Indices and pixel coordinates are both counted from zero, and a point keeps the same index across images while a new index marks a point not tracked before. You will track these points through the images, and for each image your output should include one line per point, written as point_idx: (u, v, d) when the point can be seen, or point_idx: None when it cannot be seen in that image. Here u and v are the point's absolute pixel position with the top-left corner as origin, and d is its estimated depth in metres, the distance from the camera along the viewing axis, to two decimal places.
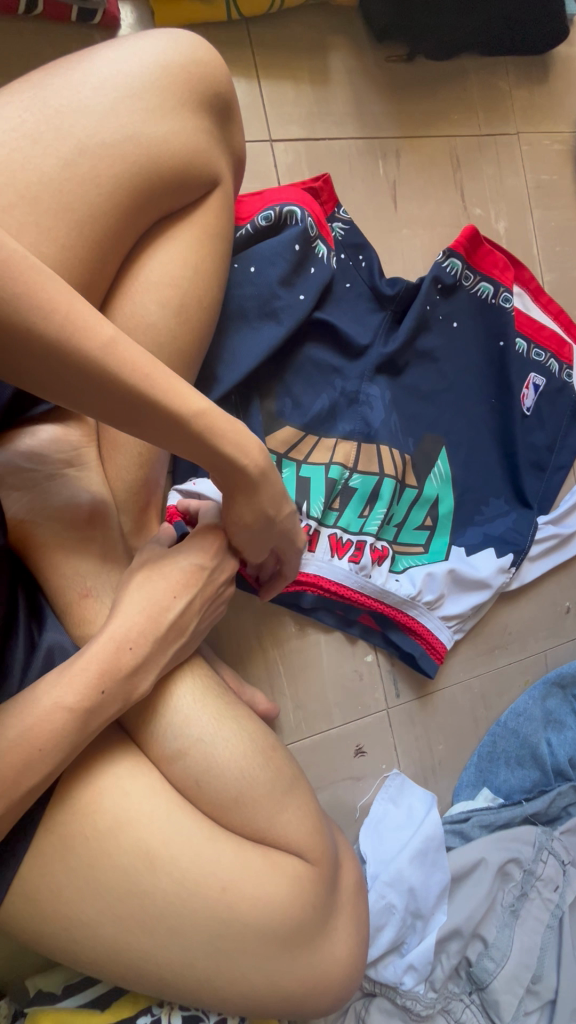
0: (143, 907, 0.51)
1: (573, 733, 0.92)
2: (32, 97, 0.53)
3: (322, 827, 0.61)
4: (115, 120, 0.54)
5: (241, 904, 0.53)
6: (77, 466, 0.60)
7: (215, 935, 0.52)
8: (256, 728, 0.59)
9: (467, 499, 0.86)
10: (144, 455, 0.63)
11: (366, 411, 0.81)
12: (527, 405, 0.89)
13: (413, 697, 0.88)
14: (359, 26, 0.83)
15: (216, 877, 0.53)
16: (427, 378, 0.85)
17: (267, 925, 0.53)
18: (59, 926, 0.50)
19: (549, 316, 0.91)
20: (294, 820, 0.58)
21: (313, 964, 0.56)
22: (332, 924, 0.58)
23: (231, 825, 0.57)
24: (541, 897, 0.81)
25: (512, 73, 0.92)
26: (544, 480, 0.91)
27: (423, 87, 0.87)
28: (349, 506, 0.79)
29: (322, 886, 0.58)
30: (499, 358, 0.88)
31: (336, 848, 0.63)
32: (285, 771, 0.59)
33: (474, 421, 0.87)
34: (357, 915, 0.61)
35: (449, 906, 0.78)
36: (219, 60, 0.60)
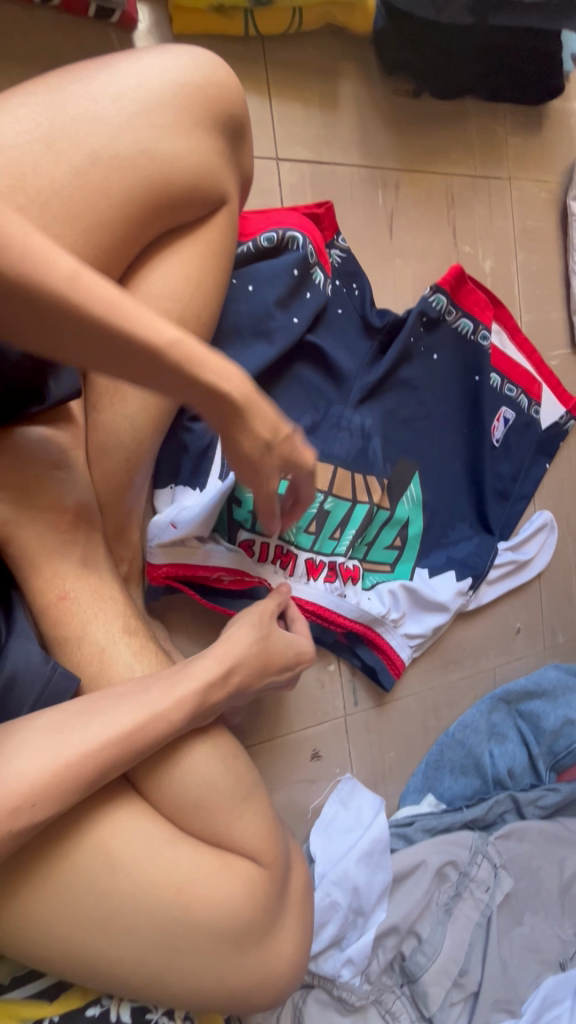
0: (101, 905, 0.53)
1: (513, 745, 0.99)
2: (49, 101, 0.53)
3: (277, 831, 0.64)
4: (131, 134, 0.55)
5: (197, 904, 0.55)
6: (64, 469, 0.61)
7: (170, 934, 0.54)
8: (220, 737, 0.63)
9: (434, 522, 0.91)
10: (131, 462, 0.65)
11: (347, 432, 0.83)
12: (497, 439, 0.95)
13: (370, 706, 0.92)
14: (371, 57, 0.86)
15: (173, 876, 0.55)
16: (407, 405, 0.88)
17: (221, 924, 0.56)
18: (18, 922, 0.52)
19: (524, 355, 0.97)
20: (252, 825, 0.61)
21: (261, 962, 0.59)
22: (281, 924, 0.61)
23: (192, 827, 0.60)
24: (472, 897, 0.86)
25: (510, 120, 0.96)
26: (506, 510, 0.97)
27: (426, 123, 0.90)
28: (323, 528, 0.83)
29: (274, 888, 0.61)
30: (475, 391, 0.92)
31: (289, 851, 0.66)
32: (246, 778, 0.62)
33: (447, 450, 0.92)
34: (304, 915, 0.65)
35: (389, 904, 0.83)
36: (235, 83, 0.62)
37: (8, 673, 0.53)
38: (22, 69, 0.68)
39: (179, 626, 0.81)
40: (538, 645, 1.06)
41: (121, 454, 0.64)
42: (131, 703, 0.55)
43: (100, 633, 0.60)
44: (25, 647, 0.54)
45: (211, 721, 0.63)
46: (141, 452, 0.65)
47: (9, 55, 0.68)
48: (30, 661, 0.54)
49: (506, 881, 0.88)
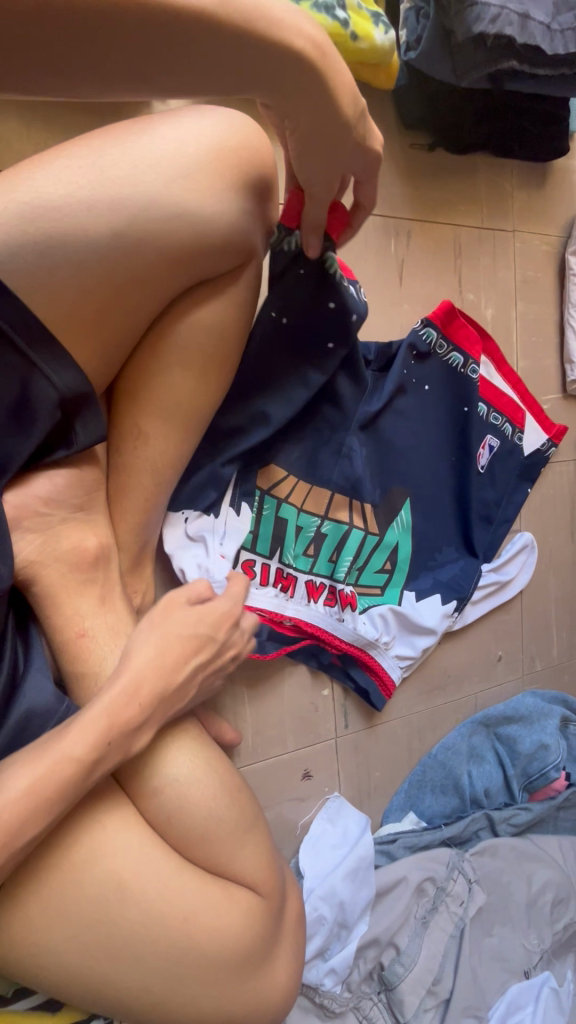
0: (111, 931, 0.56)
1: (490, 766, 1.05)
2: (90, 162, 0.56)
3: (274, 863, 0.68)
4: (168, 197, 0.57)
5: (200, 933, 0.59)
6: (86, 509, 0.64)
7: (175, 959, 0.58)
8: (225, 770, 0.67)
9: (421, 545, 0.96)
10: (148, 501, 0.70)
11: (346, 462, 0.87)
12: (483, 465, 0.99)
13: (360, 728, 0.97)
14: (390, 109, 0.89)
15: (179, 907, 0.58)
16: (399, 434, 0.92)
17: (222, 950, 0.59)
18: (32, 943, 0.55)
19: (509, 384, 1.01)
20: (250, 858, 0.65)
21: (256, 988, 0.63)
22: (275, 951, 0.65)
23: (197, 860, 0.63)
24: (447, 910, 0.92)
25: (516, 175, 1.01)
26: (489, 535, 1.02)
27: (439, 175, 0.94)
28: (320, 551, 0.87)
29: (270, 917, 0.65)
30: (463, 418, 0.97)
31: (284, 880, 0.71)
32: (247, 811, 0.66)
33: (435, 475, 0.96)
34: (296, 942, 0.69)
35: (370, 917, 0.88)
36: (267, 146, 0.65)
37: (24, 710, 0.56)
38: None
39: None
40: (517, 672, 1.12)
41: (140, 494, 0.69)
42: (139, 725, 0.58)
43: None
44: (42, 682, 0.58)
45: (216, 754, 0.67)
46: (159, 491, 0.70)
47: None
48: (45, 697, 0.57)
49: (479, 895, 0.95)
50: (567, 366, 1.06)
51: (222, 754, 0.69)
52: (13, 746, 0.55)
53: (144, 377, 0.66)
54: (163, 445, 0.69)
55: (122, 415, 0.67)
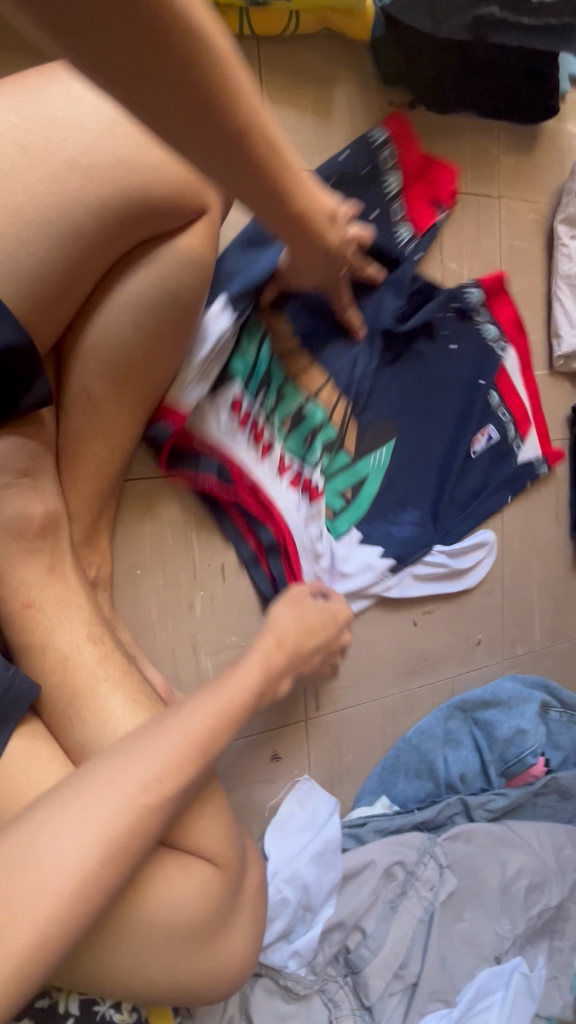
0: None
1: (466, 751, 1.03)
2: (26, 103, 0.52)
3: (234, 834, 0.65)
4: (109, 143, 0.55)
5: (148, 906, 0.56)
6: (33, 476, 0.61)
7: (121, 930, 0.55)
8: None
9: (391, 502, 0.93)
10: (102, 470, 0.67)
11: (356, 358, 0.87)
12: (472, 431, 0.96)
13: (332, 710, 0.95)
14: (368, 65, 0.84)
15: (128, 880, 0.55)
16: (411, 379, 0.92)
17: (176, 923, 0.57)
18: None
19: (527, 395, 1.01)
20: (209, 829, 0.62)
21: (211, 959, 0.60)
22: (232, 922, 0.62)
23: None
24: (417, 895, 0.90)
25: (503, 138, 0.96)
26: (468, 505, 0.99)
27: (420, 136, 0.90)
28: (297, 429, 0.84)
29: (227, 888, 0.62)
30: (451, 375, 0.94)
31: (244, 854, 0.67)
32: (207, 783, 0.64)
33: (414, 436, 0.93)
34: (255, 915, 0.66)
35: (337, 900, 0.87)
36: None
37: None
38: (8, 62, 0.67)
39: (148, 634, 0.80)
40: (497, 655, 1.09)
41: (93, 462, 0.66)
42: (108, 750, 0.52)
43: (64, 641, 0.60)
44: None
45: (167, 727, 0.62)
46: (112, 456, 0.68)
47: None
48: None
49: (450, 880, 0.93)
50: (554, 341, 1.03)
51: None
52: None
53: (96, 330, 0.63)
54: (116, 407, 0.66)
55: (70, 376, 0.64)
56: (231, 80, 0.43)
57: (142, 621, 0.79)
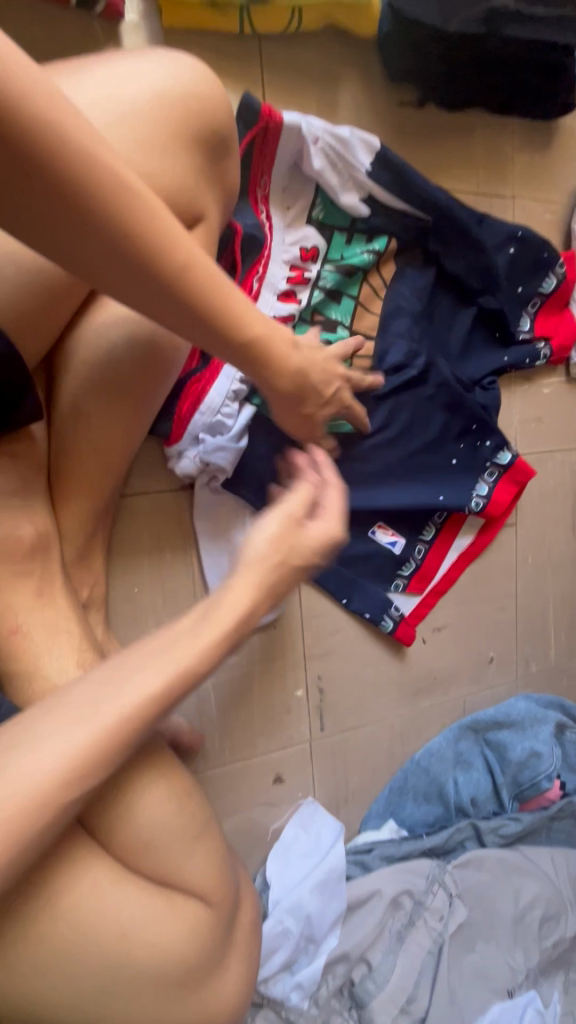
0: (29, 955, 0.49)
1: (478, 773, 0.99)
2: None
3: (227, 869, 0.62)
4: None
5: (138, 950, 0.53)
6: (24, 495, 0.59)
7: (109, 979, 0.52)
8: (176, 775, 0.60)
9: (381, 526, 0.89)
10: (93, 488, 0.65)
11: (398, 356, 0.85)
12: (470, 483, 0.91)
13: (337, 731, 0.92)
14: (374, 62, 0.81)
15: (116, 922, 0.52)
16: (413, 415, 0.86)
17: (165, 969, 0.54)
18: None
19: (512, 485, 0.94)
20: (200, 866, 0.59)
21: (200, 1007, 0.56)
22: (224, 962, 0.59)
23: (143, 869, 0.57)
24: (425, 925, 0.87)
25: (517, 135, 0.92)
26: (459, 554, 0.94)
27: (429, 135, 0.86)
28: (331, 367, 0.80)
29: (219, 925, 0.59)
30: (461, 414, 0.89)
31: (238, 886, 0.64)
32: (196, 817, 0.60)
33: (415, 470, 0.88)
34: (248, 955, 0.63)
35: (342, 930, 0.83)
36: (220, 92, 0.58)
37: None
38: None
39: None
40: (510, 673, 1.05)
41: (85, 479, 0.64)
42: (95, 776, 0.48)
43: (54, 667, 0.58)
44: None
45: (161, 757, 0.60)
46: (104, 473, 0.66)
47: None
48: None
49: (460, 911, 0.89)
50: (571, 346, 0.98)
51: (172, 756, 0.62)
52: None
53: (88, 343, 0.62)
54: (109, 420, 0.64)
55: (61, 391, 0.63)
56: (194, 272, 0.46)
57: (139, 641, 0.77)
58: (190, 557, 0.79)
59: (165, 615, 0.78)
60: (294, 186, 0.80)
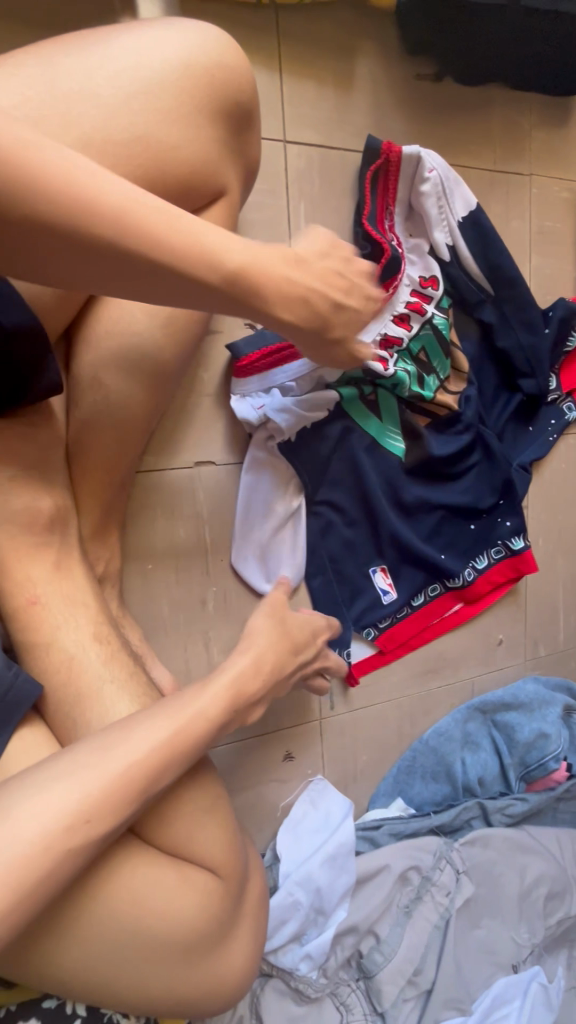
0: (51, 913, 0.50)
1: (485, 754, 1.00)
2: (37, 77, 0.51)
3: (236, 842, 0.62)
4: (125, 119, 0.54)
5: (148, 919, 0.53)
6: (43, 469, 0.60)
7: (128, 943, 0.52)
8: None
9: (381, 570, 0.89)
10: (112, 462, 0.65)
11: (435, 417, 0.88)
12: (467, 550, 0.93)
13: (346, 710, 0.93)
14: (393, 34, 0.80)
15: (130, 888, 0.53)
16: (429, 467, 0.88)
17: (176, 936, 0.54)
18: None
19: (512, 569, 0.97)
20: (210, 835, 0.59)
21: (207, 977, 0.56)
22: (232, 934, 0.59)
23: (151, 839, 0.57)
24: (433, 900, 0.88)
25: (535, 111, 0.91)
26: (463, 606, 0.96)
27: (446, 110, 0.85)
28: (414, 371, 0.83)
29: (228, 900, 0.58)
30: (480, 482, 0.92)
31: (247, 862, 0.64)
32: (207, 788, 0.61)
33: (426, 528, 0.90)
34: (257, 925, 0.63)
35: (350, 904, 0.85)
36: (244, 64, 0.60)
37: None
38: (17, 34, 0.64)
39: (157, 628, 0.78)
40: (519, 656, 1.06)
41: (104, 452, 0.65)
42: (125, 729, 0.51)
43: (70, 639, 0.58)
44: None
45: None
46: (124, 447, 0.66)
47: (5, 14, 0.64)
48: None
49: (466, 886, 0.90)
50: None
51: None
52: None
53: (110, 318, 0.63)
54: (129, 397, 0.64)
55: (83, 363, 0.64)
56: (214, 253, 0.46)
57: (151, 616, 0.77)
58: (203, 535, 0.79)
59: (178, 593, 0.79)
60: (410, 222, 0.83)
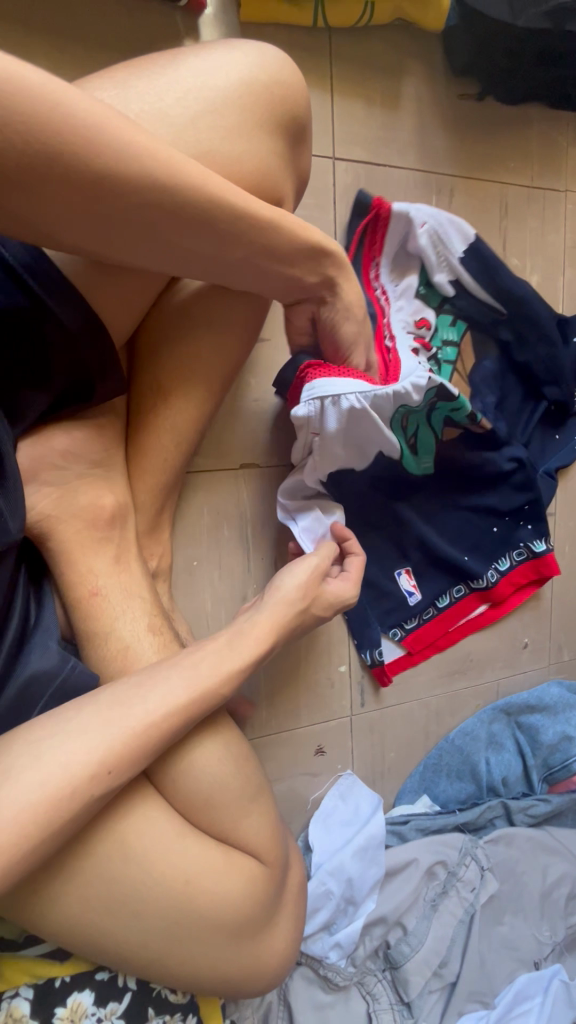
0: (106, 893, 0.52)
1: (509, 754, 1.02)
2: (113, 95, 0.53)
3: (279, 829, 0.63)
4: (193, 134, 0.54)
5: (198, 898, 0.54)
6: (105, 468, 0.63)
7: (171, 922, 0.53)
8: (231, 736, 0.62)
9: (406, 571, 0.91)
10: (168, 463, 0.68)
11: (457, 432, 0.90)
12: (492, 554, 0.94)
13: (376, 708, 0.95)
14: (438, 55, 0.83)
15: (180, 869, 0.54)
16: (453, 474, 0.91)
17: (224, 917, 0.55)
18: (41, 906, 0.51)
19: (535, 573, 0.97)
20: (255, 826, 0.60)
21: (250, 958, 0.58)
22: (275, 919, 0.60)
23: (202, 824, 0.59)
24: (457, 895, 0.90)
25: (573, 129, 0.94)
26: (488, 610, 0.98)
27: (487, 128, 0.88)
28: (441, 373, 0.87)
29: (271, 887, 0.60)
30: (501, 487, 0.94)
31: (288, 851, 0.66)
32: (253, 779, 0.61)
33: (447, 532, 0.92)
34: (297, 914, 0.64)
35: (379, 896, 0.87)
36: (300, 81, 0.60)
37: (26, 675, 0.54)
38: (88, 57, 0.68)
39: (200, 623, 0.81)
40: (543, 660, 1.08)
41: (160, 454, 0.67)
42: (186, 719, 0.54)
43: (127, 629, 0.61)
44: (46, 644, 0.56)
45: (220, 720, 0.61)
46: (179, 451, 0.69)
47: (77, 37, 0.68)
48: (49, 660, 0.56)
49: (491, 883, 0.92)
50: None
51: (231, 722, 0.63)
52: (16, 709, 0.54)
53: (168, 325, 0.66)
54: (184, 402, 0.67)
55: (142, 368, 0.67)
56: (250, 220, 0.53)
57: (196, 610, 0.80)
58: (245, 533, 0.82)
59: (222, 589, 0.82)
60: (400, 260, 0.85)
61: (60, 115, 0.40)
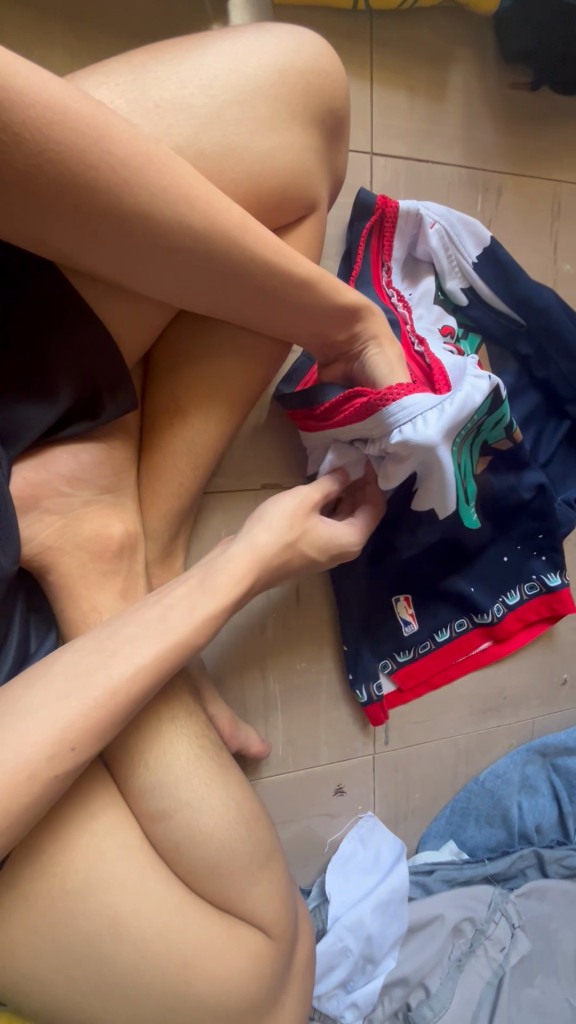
0: (101, 973, 0.47)
1: (544, 800, 0.94)
2: (131, 82, 0.47)
3: (289, 896, 0.57)
4: (220, 128, 0.49)
5: (199, 980, 0.49)
6: (114, 493, 0.58)
7: (167, 1007, 0.48)
8: (242, 794, 0.56)
9: (404, 599, 0.84)
10: (184, 488, 0.63)
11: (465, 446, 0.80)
12: (500, 586, 0.85)
13: (401, 746, 0.89)
14: (489, 42, 0.77)
15: (179, 949, 0.49)
16: None
17: (229, 1002, 0.50)
18: (31, 980, 0.47)
19: (544, 609, 0.87)
20: (265, 895, 0.55)
21: None
22: (280, 1000, 0.55)
23: (205, 894, 0.53)
24: (486, 954, 0.81)
25: None
26: (492, 646, 0.88)
27: (540, 121, 0.80)
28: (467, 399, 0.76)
29: (279, 963, 0.54)
30: (513, 515, 0.83)
31: (297, 918, 0.60)
32: (264, 843, 0.56)
33: (447, 560, 0.83)
34: (303, 991, 0.58)
35: (400, 953, 0.80)
36: (339, 68, 0.54)
37: None
38: (110, 45, 0.63)
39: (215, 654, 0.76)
40: None
41: (175, 477, 0.62)
42: None
43: None
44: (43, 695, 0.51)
45: (236, 775, 0.57)
46: (197, 473, 0.63)
47: (98, 24, 0.63)
48: None
49: (523, 943, 0.83)
50: None
51: (243, 776, 0.58)
52: None
53: (190, 339, 0.61)
54: (203, 421, 0.61)
55: (161, 384, 0.62)
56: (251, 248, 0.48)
57: None
58: None
59: None
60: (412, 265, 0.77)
61: (44, 119, 0.37)
